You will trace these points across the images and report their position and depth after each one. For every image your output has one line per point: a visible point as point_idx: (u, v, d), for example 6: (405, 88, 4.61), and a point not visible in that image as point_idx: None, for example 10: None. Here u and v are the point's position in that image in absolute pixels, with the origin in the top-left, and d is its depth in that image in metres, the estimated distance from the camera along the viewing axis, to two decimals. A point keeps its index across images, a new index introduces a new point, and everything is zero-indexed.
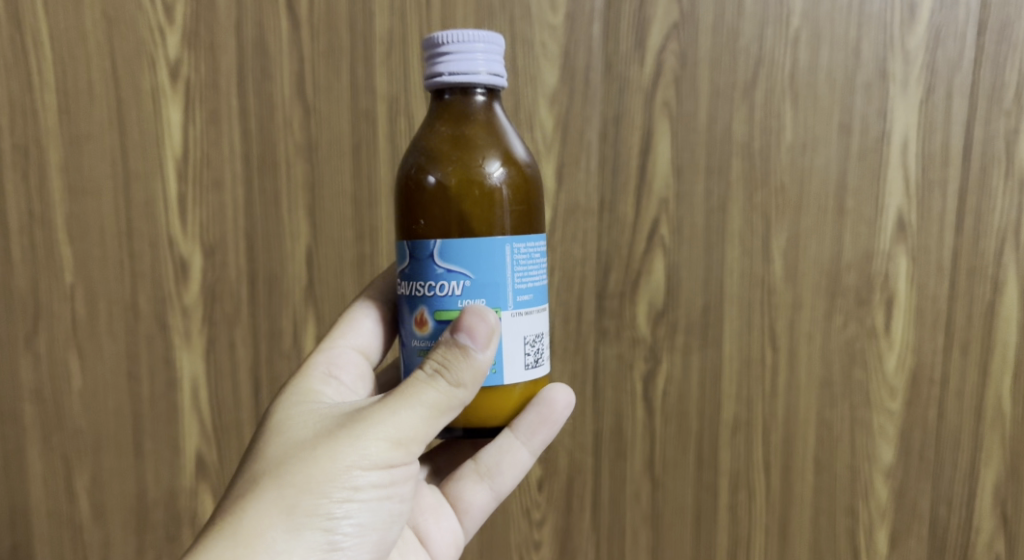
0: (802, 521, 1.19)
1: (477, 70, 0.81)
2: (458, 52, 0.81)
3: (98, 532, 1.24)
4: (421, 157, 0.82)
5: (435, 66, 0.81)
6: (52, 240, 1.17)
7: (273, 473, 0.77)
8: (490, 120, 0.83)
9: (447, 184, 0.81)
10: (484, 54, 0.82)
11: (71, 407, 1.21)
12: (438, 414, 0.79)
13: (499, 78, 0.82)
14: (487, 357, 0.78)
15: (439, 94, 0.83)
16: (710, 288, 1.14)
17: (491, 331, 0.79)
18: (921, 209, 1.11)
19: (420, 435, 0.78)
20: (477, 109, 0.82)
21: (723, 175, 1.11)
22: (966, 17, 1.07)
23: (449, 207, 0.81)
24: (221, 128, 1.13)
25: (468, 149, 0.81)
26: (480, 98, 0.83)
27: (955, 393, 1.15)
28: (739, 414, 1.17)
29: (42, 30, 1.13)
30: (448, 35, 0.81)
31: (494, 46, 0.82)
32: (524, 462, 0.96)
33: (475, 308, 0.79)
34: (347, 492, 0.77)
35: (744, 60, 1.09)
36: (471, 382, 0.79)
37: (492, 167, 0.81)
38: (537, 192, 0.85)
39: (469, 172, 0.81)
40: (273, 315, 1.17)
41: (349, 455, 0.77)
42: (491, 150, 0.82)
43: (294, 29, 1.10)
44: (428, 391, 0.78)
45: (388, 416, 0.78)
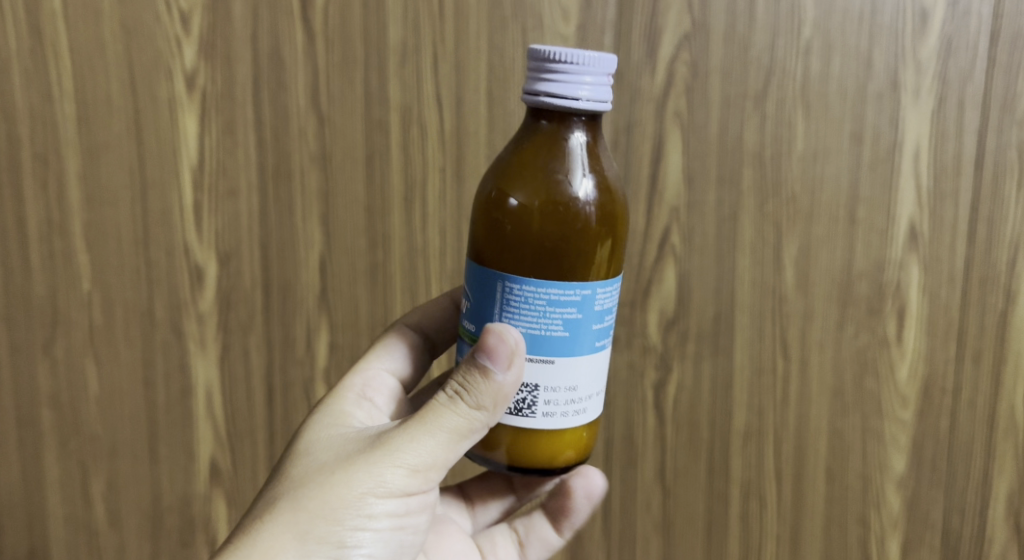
0: (813, 530, 1.19)
1: (577, 99, 0.76)
2: (566, 75, 0.76)
3: (114, 536, 1.26)
4: (507, 178, 0.79)
5: (538, 84, 0.77)
6: (70, 248, 1.19)
7: (291, 496, 0.77)
8: (586, 153, 0.79)
9: (523, 213, 0.78)
10: (592, 82, 0.77)
11: (88, 413, 1.23)
12: (458, 439, 0.78)
13: (601, 110, 0.77)
14: (509, 378, 0.77)
15: (539, 116, 0.79)
16: (721, 297, 1.14)
17: (513, 352, 0.77)
18: (933, 217, 1.11)
19: (438, 462, 0.78)
20: (573, 142, 0.78)
21: (734, 184, 1.11)
22: (978, 27, 1.07)
23: (514, 237, 0.79)
24: (237, 138, 1.14)
25: (552, 180, 0.78)
26: (580, 126, 0.79)
27: (969, 403, 1.14)
28: (750, 423, 1.16)
29: (61, 40, 1.14)
30: (562, 55, 0.76)
31: (605, 77, 0.77)
32: (552, 541, 0.99)
33: (498, 328, 0.77)
34: (361, 518, 0.77)
35: (755, 71, 1.09)
36: (492, 405, 0.78)
37: (573, 206, 0.78)
38: (617, 236, 0.81)
39: (542, 206, 0.78)
40: (287, 322, 1.18)
41: (366, 480, 0.77)
42: (575, 186, 0.78)
43: (308, 40, 1.11)
44: (447, 415, 0.78)
45: (408, 442, 0.78)
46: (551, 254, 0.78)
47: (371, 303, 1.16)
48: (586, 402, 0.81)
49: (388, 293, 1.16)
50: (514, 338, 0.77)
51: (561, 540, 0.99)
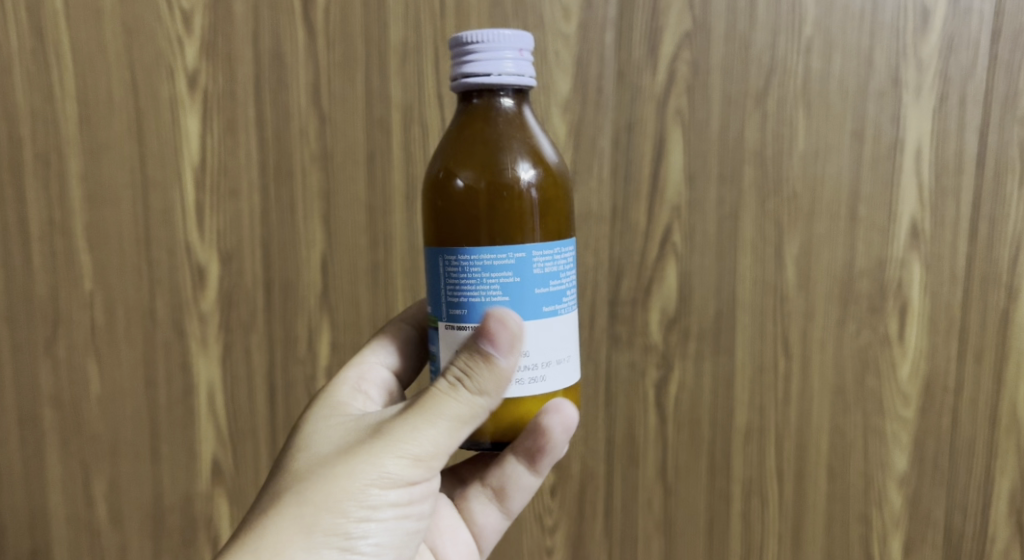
0: (815, 528, 1.19)
1: (502, 72, 0.80)
2: (487, 53, 0.80)
3: (115, 536, 1.26)
4: (447, 160, 0.82)
5: (461, 66, 0.80)
6: (72, 248, 1.19)
7: (295, 490, 0.77)
8: (517, 122, 0.82)
9: (468, 190, 0.80)
10: (512, 56, 0.81)
11: (90, 413, 1.23)
12: (459, 426, 0.79)
13: (526, 80, 0.81)
14: (511, 362, 0.78)
15: (466, 98, 0.82)
16: (723, 295, 1.14)
17: (515, 337, 0.78)
18: (935, 215, 1.11)
19: (440, 450, 0.79)
20: (504, 113, 0.82)
21: (736, 182, 1.11)
22: (979, 25, 1.07)
23: (459, 215, 0.81)
24: (238, 137, 1.14)
25: (486, 152, 0.81)
26: (508, 99, 0.82)
27: (970, 401, 1.14)
28: (752, 421, 1.16)
29: (63, 40, 1.15)
30: (478, 35, 0.80)
31: (524, 49, 0.81)
32: (530, 482, 0.96)
33: (501, 312, 0.78)
34: (366, 509, 0.77)
35: (756, 69, 1.09)
36: (493, 390, 0.79)
37: (511, 173, 0.80)
38: (561, 199, 0.83)
39: (482, 179, 0.80)
40: (289, 321, 1.18)
41: (370, 471, 0.77)
42: (508, 155, 0.81)
43: (310, 39, 1.11)
44: (448, 403, 0.78)
45: (410, 432, 0.78)
46: (493, 222, 0.80)
47: (372, 301, 1.16)
48: (544, 371, 0.81)
49: (389, 292, 1.16)
50: (517, 322, 0.78)
51: (539, 478, 0.96)
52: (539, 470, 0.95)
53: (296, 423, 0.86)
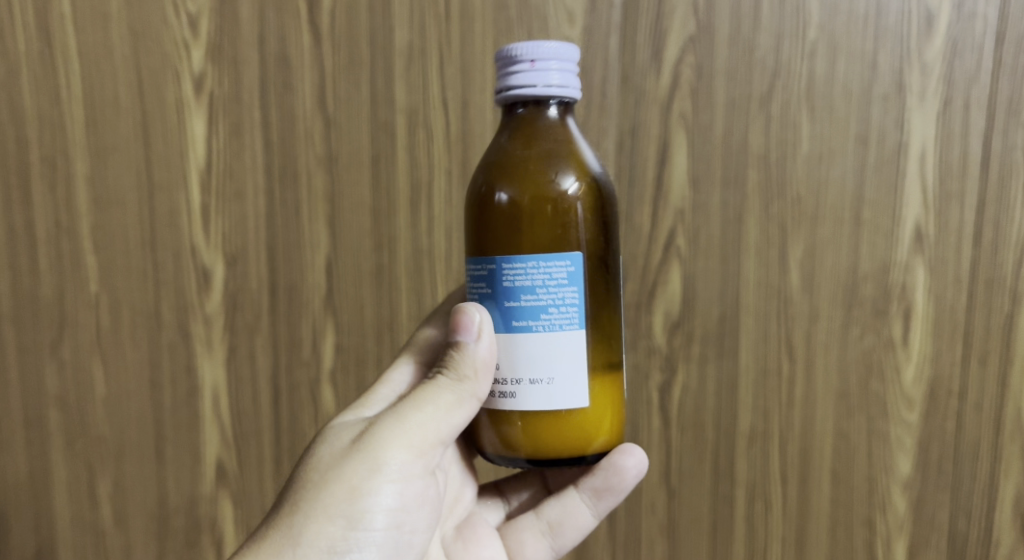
0: (819, 531, 1.18)
1: (537, 83, 0.81)
2: (525, 64, 0.82)
3: (120, 537, 1.25)
4: (493, 173, 0.83)
5: (504, 76, 0.83)
6: (78, 250, 1.19)
7: (294, 485, 0.82)
8: (551, 134, 0.83)
9: (512, 203, 0.82)
10: (555, 70, 0.82)
11: (96, 414, 1.23)
12: (448, 414, 0.83)
13: (564, 91, 0.82)
14: (482, 346, 0.82)
15: (513, 109, 0.84)
16: (727, 299, 1.14)
17: (479, 323, 0.82)
18: (939, 219, 1.11)
19: (433, 438, 0.83)
20: (549, 124, 0.83)
21: (739, 185, 1.12)
22: (984, 28, 1.08)
23: (500, 227, 0.82)
24: (244, 140, 1.15)
25: (518, 164, 0.82)
26: (551, 110, 0.84)
27: (974, 405, 1.14)
28: (756, 425, 1.16)
29: (70, 44, 1.15)
30: (521, 48, 0.82)
31: (569, 61, 0.83)
32: (586, 524, 0.98)
33: (465, 305, 0.82)
34: (362, 507, 0.81)
35: (760, 73, 1.09)
36: (473, 375, 0.82)
37: (556, 188, 0.82)
38: (606, 211, 0.84)
39: (493, 188, 0.83)
40: (293, 323, 1.18)
41: (364, 468, 0.81)
42: (525, 167, 0.82)
43: (315, 43, 1.12)
44: (435, 392, 0.83)
45: (402, 423, 0.83)
46: (530, 233, 0.82)
47: (376, 304, 1.16)
48: (512, 387, 0.82)
49: (393, 294, 1.16)
50: (480, 313, 0.82)
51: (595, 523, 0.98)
52: (600, 509, 0.98)
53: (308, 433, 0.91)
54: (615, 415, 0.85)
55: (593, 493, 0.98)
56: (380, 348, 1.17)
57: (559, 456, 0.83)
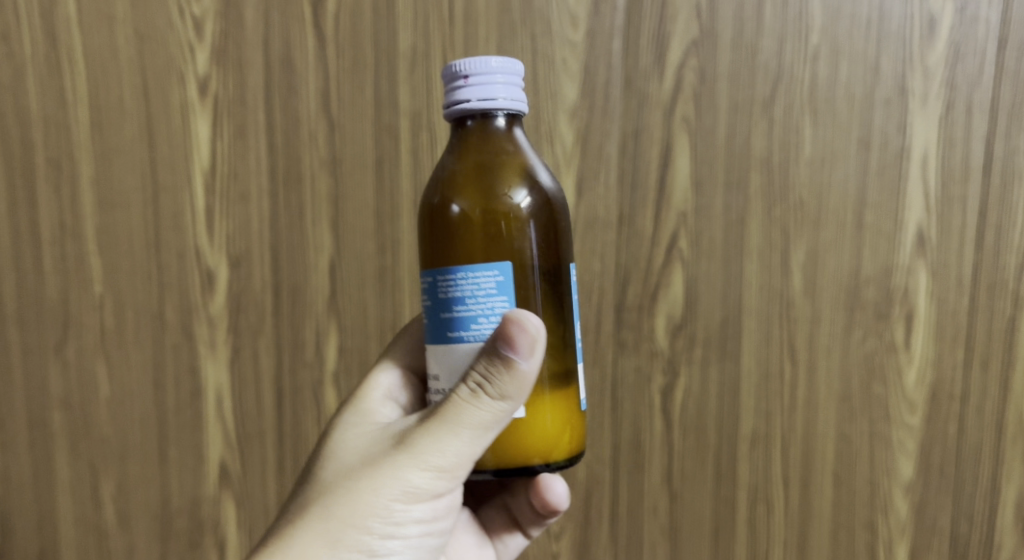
0: (821, 534, 1.18)
1: (491, 99, 0.81)
2: (478, 81, 0.81)
3: (123, 538, 1.24)
4: (446, 186, 0.83)
5: (455, 94, 0.82)
6: (82, 251, 1.19)
7: (319, 504, 0.81)
8: (501, 147, 0.83)
9: (465, 218, 0.82)
10: (505, 84, 0.82)
11: (99, 415, 1.22)
12: (482, 434, 0.79)
13: (514, 105, 0.82)
14: (532, 366, 0.79)
15: (462, 121, 0.83)
16: (729, 302, 1.14)
17: (534, 339, 0.78)
18: (941, 223, 1.12)
19: (464, 460, 0.80)
20: (495, 135, 0.83)
21: (742, 189, 1.12)
22: (986, 33, 1.09)
23: (451, 241, 0.82)
24: (248, 142, 1.15)
25: (467, 178, 0.82)
26: (501, 121, 0.83)
27: (976, 409, 1.15)
28: (758, 428, 1.16)
29: (76, 47, 1.16)
30: (468, 66, 0.81)
31: (514, 74, 0.83)
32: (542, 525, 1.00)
33: (520, 314, 0.78)
34: (391, 525, 0.81)
35: (762, 77, 1.10)
36: (516, 394, 0.79)
37: (508, 203, 0.82)
38: (558, 223, 0.85)
39: (441, 203, 0.83)
40: (297, 325, 1.18)
41: (393, 487, 0.80)
42: (467, 181, 0.82)
43: (320, 46, 1.13)
44: (472, 412, 0.79)
45: (433, 443, 0.80)
46: (481, 246, 0.82)
47: (379, 306, 1.17)
48: None
49: (396, 296, 1.17)
50: (535, 326, 0.78)
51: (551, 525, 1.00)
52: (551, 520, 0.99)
53: (327, 427, 0.89)
54: (575, 427, 0.85)
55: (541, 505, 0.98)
56: (383, 350, 1.18)
57: (526, 466, 0.83)
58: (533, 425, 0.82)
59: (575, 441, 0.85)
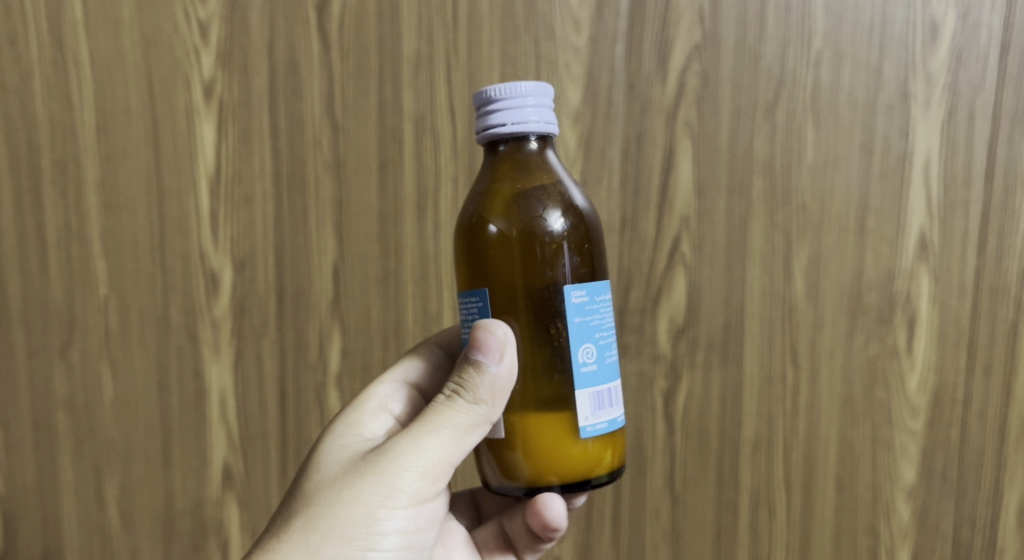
0: (823, 539, 1.17)
1: (524, 122, 0.82)
2: (510, 104, 0.83)
3: (126, 540, 1.24)
4: (482, 207, 0.84)
5: (487, 119, 0.83)
6: (87, 254, 1.20)
7: (302, 516, 0.81)
8: (535, 169, 0.84)
9: (501, 239, 0.83)
10: (536, 106, 0.83)
11: (103, 418, 1.22)
12: (462, 435, 0.82)
13: (547, 126, 0.83)
14: (503, 369, 0.81)
15: (494, 146, 0.85)
16: (731, 306, 1.14)
17: (503, 342, 0.81)
18: (943, 228, 1.12)
19: (444, 462, 0.82)
20: (529, 158, 0.84)
21: (745, 193, 1.12)
22: (988, 39, 1.10)
23: (490, 263, 0.83)
24: (252, 146, 1.16)
25: (502, 200, 0.83)
26: (534, 144, 0.84)
27: (978, 413, 1.15)
28: (760, 432, 1.16)
29: (82, 50, 1.16)
30: (499, 90, 0.83)
31: (545, 98, 0.84)
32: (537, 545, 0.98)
33: (488, 321, 0.82)
34: (373, 535, 0.81)
35: (765, 81, 1.11)
36: (491, 398, 0.82)
37: (542, 223, 0.82)
38: (592, 243, 0.85)
39: (478, 225, 0.84)
40: (300, 328, 1.19)
41: (375, 493, 0.81)
42: (503, 203, 0.83)
43: (325, 50, 1.14)
44: (451, 414, 0.82)
45: (414, 448, 0.82)
46: (519, 266, 0.82)
47: (383, 308, 1.17)
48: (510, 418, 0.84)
49: (399, 299, 1.17)
50: (504, 330, 0.81)
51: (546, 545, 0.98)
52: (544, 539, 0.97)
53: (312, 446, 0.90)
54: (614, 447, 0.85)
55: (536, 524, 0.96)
56: (386, 353, 1.18)
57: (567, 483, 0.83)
58: (549, 442, 0.83)
59: (566, 471, 0.83)
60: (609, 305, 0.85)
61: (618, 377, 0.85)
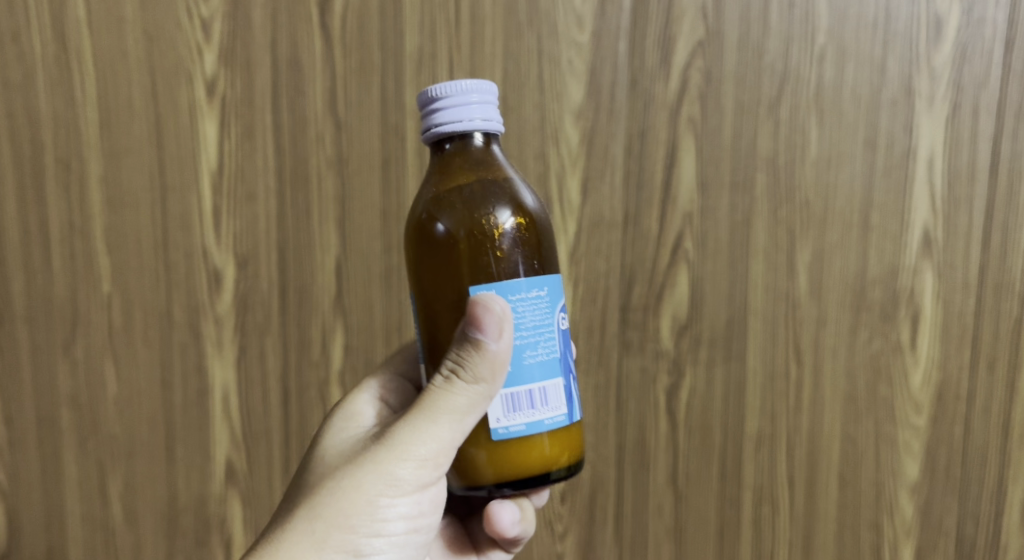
0: (826, 535, 1.17)
1: (470, 119, 0.84)
2: (453, 102, 0.84)
3: (130, 536, 1.24)
4: (431, 205, 0.86)
5: (432, 119, 0.85)
6: (91, 250, 1.19)
7: (304, 505, 0.83)
8: (482, 167, 0.86)
9: (449, 239, 0.85)
10: (479, 104, 0.85)
11: (107, 414, 1.22)
12: (462, 417, 0.83)
13: (492, 122, 0.85)
14: (501, 346, 0.81)
15: (440, 144, 0.86)
16: (734, 302, 1.14)
17: (501, 319, 0.81)
18: (947, 225, 1.12)
19: (446, 450, 0.83)
20: (475, 154, 0.86)
21: (748, 190, 1.12)
22: (993, 35, 1.09)
23: (438, 261, 0.85)
24: (255, 143, 1.16)
25: (450, 200, 0.85)
26: (479, 140, 0.86)
27: (982, 409, 1.15)
28: (763, 429, 1.16)
29: (86, 48, 1.16)
30: (442, 89, 0.85)
31: (489, 95, 0.86)
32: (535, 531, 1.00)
33: (484, 296, 0.81)
34: (377, 522, 0.83)
35: (768, 77, 1.10)
36: (490, 375, 0.82)
37: (489, 222, 0.84)
38: (540, 239, 0.87)
39: (425, 226, 0.86)
40: (303, 325, 1.19)
41: (376, 482, 0.83)
42: (451, 203, 0.85)
43: (327, 47, 1.14)
44: (449, 400, 0.82)
45: (415, 439, 0.83)
46: (468, 264, 0.84)
47: (385, 305, 1.17)
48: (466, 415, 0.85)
49: (402, 295, 1.17)
50: (501, 307, 0.81)
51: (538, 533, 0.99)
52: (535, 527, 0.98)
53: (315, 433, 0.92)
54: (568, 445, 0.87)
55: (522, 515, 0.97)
56: (389, 349, 1.18)
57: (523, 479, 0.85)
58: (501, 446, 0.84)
59: (495, 469, 0.85)
60: (529, 300, 0.84)
61: (559, 375, 0.85)
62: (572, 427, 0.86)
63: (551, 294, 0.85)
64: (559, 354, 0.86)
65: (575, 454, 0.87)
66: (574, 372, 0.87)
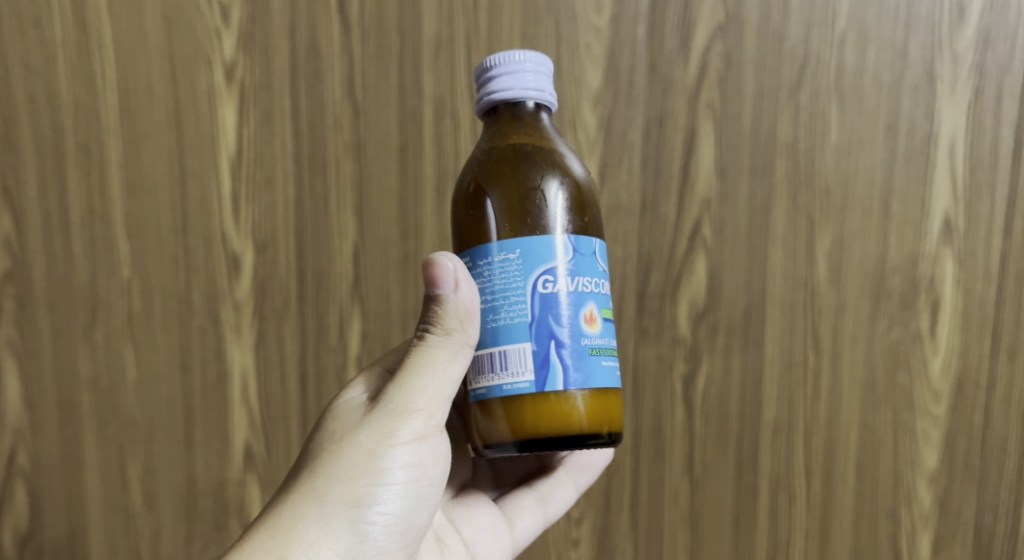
0: (843, 525, 1.17)
1: (525, 87, 0.89)
2: (508, 70, 0.89)
3: (149, 520, 1.24)
4: (481, 173, 0.89)
5: (488, 86, 0.89)
6: (111, 235, 1.20)
7: (305, 469, 0.85)
8: (532, 134, 0.90)
9: (497, 206, 0.88)
10: (533, 74, 0.89)
11: (126, 398, 1.23)
12: (445, 368, 0.86)
13: (546, 93, 0.90)
14: (462, 296, 0.85)
15: (492, 112, 0.91)
16: (752, 290, 1.13)
17: (454, 273, 0.85)
18: (968, 212, 1.12)
19: (434, 397, 0.86)
20: (524, 121, 0.90)
21: (768, 175, 1.12)
22: (1016, 20, 1.09)
23: (482, 229, 0.88)
24: (274, 128, 1.16)
25: (499, 166, 0.89)
26: (530, 109, 0.90)
27: (1002, 398, 1.14)
28: (781, 418, 1.15)
29: (106, 33, 1.17)
30: (498, 58, 0.89)
31: (543, 68, 0.90)
32: (571, 496, 1.05)
33: (437, 255, 0.86)
34: (377, 473, 0.84)
35: (789, 62, 1.10)
36: (461, 324, 0.86)
37: (540, 187, 0.88)
38: (586, 207, 0.89)
39: (475, 191, 0.89)
40: (320, 310, 1.19)
41: (372, 435, 0.85)
42: (502, 169, 0.88)
43: (346, 32, 1.14)
44: (429, 351, 0.86)
45: (403, 389, 0.85)
46: (516, 228, 0.87)
47: (402, 291, 1.18)
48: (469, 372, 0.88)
49: (419, 281, 1.17)
50: (453, 262, 0.85)
51: (579, 492, 1.05)
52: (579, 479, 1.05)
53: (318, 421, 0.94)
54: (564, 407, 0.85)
55: (573, 471, 1.05)
56: (406, 335, 1.18)
57: (520, 439, 0.85)
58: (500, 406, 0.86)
59: (495, 427, 0.86)
60: (494, 264, 0.86)
61: (529, 338, 0.85)
62: (541, 395, 0.85)
63: (524, 258, 0.85)
64: (530, 318, 0.85)
65: (552, 425, 0.85)
66: (554, 339, 0.85)
